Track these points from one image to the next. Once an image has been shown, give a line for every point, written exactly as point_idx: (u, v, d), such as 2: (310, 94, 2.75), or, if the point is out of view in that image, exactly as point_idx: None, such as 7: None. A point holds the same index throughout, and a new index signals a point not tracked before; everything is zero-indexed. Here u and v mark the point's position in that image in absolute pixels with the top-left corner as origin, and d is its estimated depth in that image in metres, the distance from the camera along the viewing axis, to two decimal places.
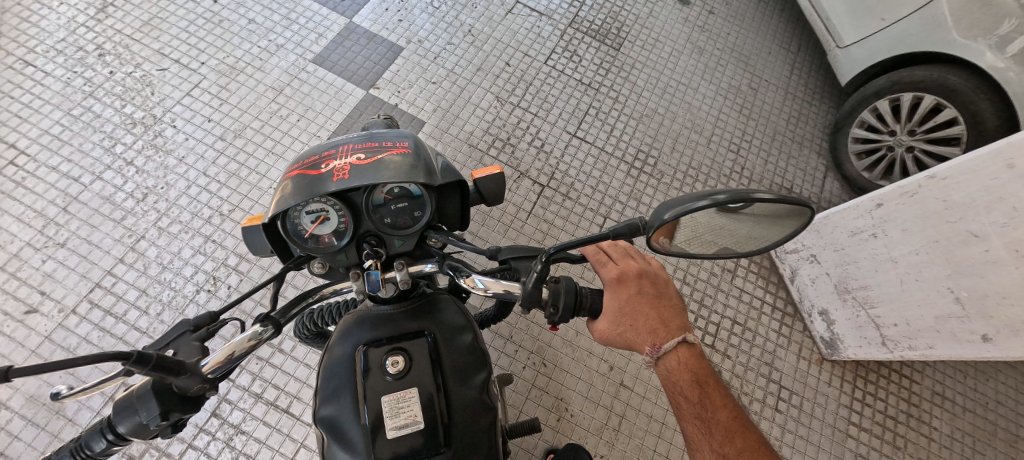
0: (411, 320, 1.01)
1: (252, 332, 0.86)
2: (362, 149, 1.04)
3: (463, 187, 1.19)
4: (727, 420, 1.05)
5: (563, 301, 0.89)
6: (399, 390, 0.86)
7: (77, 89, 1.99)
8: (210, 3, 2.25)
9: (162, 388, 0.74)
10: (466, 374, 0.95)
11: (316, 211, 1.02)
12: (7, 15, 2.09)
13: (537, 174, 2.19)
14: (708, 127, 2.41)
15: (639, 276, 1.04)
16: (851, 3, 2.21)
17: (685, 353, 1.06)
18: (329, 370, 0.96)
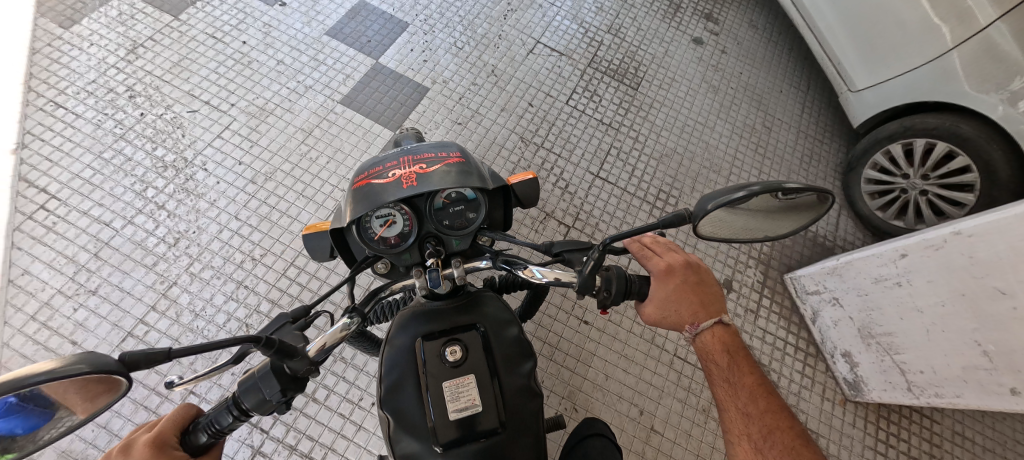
0: (463, 313, 1.08)
1: (342, 324, 0.94)
2: (424, 159, 1.12)
3: (505, 191, 1.29)
4: (751, 385, 1.15)
5: (614, 286, 0.97)
6: (457, 377, 0.95)
7: (108, 130, 1.95)
8: (239, 43, 2.24)
9: (274, 372, 0.82)
10: (516, 361, 1.03)
11: (384, 214, 1.09)
12: (37, 56, 2.06)
13: (562, 214, 2.18)
14: (726, 166, 2.47)
15: (684, 264, 1.10)
16: (862, 50, 2.29)
17: (717, 330, 1.16)
18: (388, 361, 1.02)
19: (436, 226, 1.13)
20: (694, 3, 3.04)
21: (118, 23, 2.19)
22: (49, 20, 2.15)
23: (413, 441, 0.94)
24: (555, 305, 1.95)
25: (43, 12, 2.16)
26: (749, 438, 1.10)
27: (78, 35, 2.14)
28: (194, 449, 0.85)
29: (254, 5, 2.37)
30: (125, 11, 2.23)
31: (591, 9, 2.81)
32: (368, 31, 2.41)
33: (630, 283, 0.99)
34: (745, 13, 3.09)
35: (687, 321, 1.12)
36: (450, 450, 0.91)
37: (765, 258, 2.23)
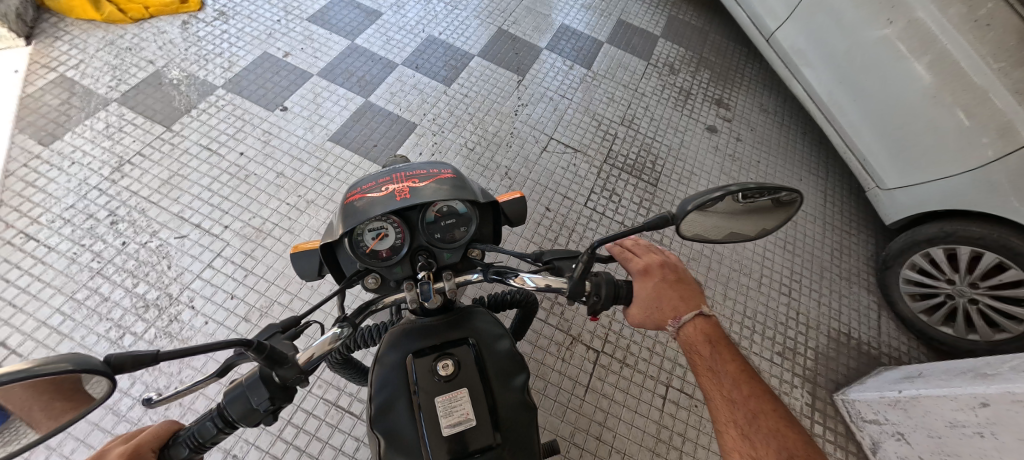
0: (453, 330, 0.97)
1: (332, 334, 0.89)
2: (417, 174, 1.06)
3: (494, 205, 1.15)
4: (735, 371, 0.99)
5: (603, 292, 0.93)
6: (451, 391, 0.83)
7: (84, 265, 1.76)
8: (235, 155, 2.09)
9: (264, 379, 0.78)
10: (510, 375, 0.92)
11: (377, 227, 1.01)
12: (10, 179, 1.88)
13: (590, 337, 1.93)
14: (758, 267, 2.32)
15: (661, 265, 1.01)
16: (889, 151, 2.23)
17: (704, 325, 1.00)
18: (377, 380, 0.91)
19: (428, 238, 1.04)
20: (702, 88, 3.01)
21: (103, 137, 2.03)
22: (28, 136, 1.98)
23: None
24: (589, 451, 1.71)
25: (22, 128, 2.00)
26: (738, 427, 0.94)
27: (58, 153, 1.97)
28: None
29: (254, 111, 2.23)
30: (112, 124, 2.07)
31: (601, 99, 2.74)
32: (374, 134, 2.29)
33: (619, 288, 0.95)
34: (754, 96, 3.05)
35: (670, 316, 0.99)
36: None
37: (809, 375, 2.05)
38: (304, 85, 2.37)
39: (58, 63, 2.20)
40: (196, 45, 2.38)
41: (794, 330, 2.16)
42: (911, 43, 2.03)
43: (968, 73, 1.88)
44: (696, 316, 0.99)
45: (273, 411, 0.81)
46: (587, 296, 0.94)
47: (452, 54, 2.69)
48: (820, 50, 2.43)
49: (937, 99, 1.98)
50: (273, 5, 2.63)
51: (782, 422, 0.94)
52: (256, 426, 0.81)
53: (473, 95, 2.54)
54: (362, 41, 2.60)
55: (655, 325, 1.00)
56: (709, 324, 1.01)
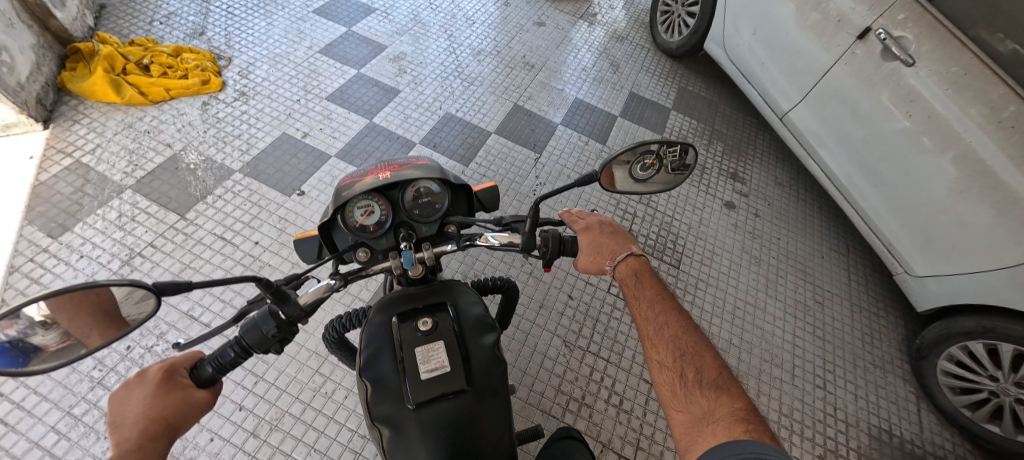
0: (432, 295, 1.20)
1: (325, 284, 1.01)
2: (397, 162, 1.28)
3: (468, 194, 1.40)
4: (653, 295, 1.19)
5: (551, 245, 1.15)
6: (428, 343, 1.06)
7: (84, 374, 1.70)
8: (250, 244, 2.04)
9: (271, 315, 0.89)
10: (479, 335, 1.15)
11: (364, 204, 1.21)
12: (14, 275, 1.81)
13: (621, 444, 1.85)
14: (787, 357, 2.23)
15: (599, 222, 1.23)
16: (915, 238, 2.20)
17: (633, 263, 1.19)
18: (367, 337, 1.13)
19: (408, 215, 1.23)
20: (717, 161, 2.94)
21: (115, 227, 1.98)
22: (36, 228, 1.92)
23: (389, 402, 1.05)
24: None
25: (31, 218, 1.95)
26: (651, 335, 1.14)
27: (67, 246, 1.91)
28: (201, 382, 0.87)
29: (270, 196, 2.20)
30: (125, 213, 2.03)
31: None
32: None
33: (563, 243, 1.17)
34: (769, 167, 2.99)
35: (608, 258, 1.18)
36: (422, 407, 1.02)
37: None
38: (321, 167, 2.34)
39: (73, 148, 2.17)
40: (215, 126, 2.37)
41: (833, 428, 2.07)
42: (933, 137, 2.03)
43: (993, 171, 1.87)
44: (627, 256, 1.18)
45: (280, 340, 0.92)
46: (539, 249, 1.17)
47: (469, 131, 2.68)
48: (837, 134, 2.43)
49: (964, 196, 1.96)
50: (292, 84, 2.64)
51: (681, 326, 1.14)
52: (266, 352, 0.92)
53: (491, 175, 2.52)
54: (380, 119, 2.60)
55: (596, 269, 1.19)
56: (639, 261, 1.20)
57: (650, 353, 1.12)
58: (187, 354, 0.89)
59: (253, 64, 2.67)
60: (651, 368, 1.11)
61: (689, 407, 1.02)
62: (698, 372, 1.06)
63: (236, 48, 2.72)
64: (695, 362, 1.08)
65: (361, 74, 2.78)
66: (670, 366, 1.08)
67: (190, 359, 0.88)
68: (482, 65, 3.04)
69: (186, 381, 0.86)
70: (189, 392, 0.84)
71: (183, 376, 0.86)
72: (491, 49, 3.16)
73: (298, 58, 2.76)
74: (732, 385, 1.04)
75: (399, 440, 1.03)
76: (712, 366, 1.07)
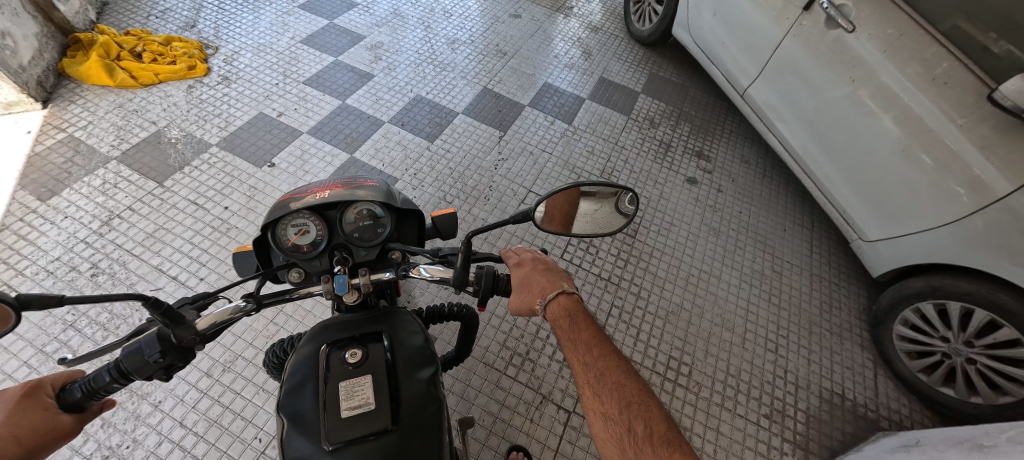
0: (370, 323, 1.06)
1: (235, 306, 0.99)
2: (345, 181, 1.20)
3: (420, 217, 1.29)
4: (590, 337, 1.11)
5: (485, 282, 1.06)
6: (355, 376, 0.90)
7: (58, 318, 1.84)
8: (220, 209, 2.18)
9: (160, 338, 0.89)
10: (415, 369, 0.99)
11: (299, 223, 1.13)
12: (4, 232, 1.98)
13: (561, 396, 1.90)
14: (740, 323, 2.24)
15: (533, 257, 1.14)
16: (866, 201, 2.18)
17: (565, 302, 1.09)
18: (293, 366, 0.99)
19: (346, 237, 1.15)
20: (682, 141, 2.99)
21: (99, 192, 2.15)
22: (29, 192, 2.11)
23: (303, 444, 0.87)
24: None
25: (24, 184, 2.14)
26: (591, 388, 1.06)
27: (54, 208, 2.08)
28: (66, 407, 0.87)
29: (243, 167, 2.35)
30: (109, 180, 2.20)
31: (581, 152, 2.79)
32: None
33: (497, 280, 1.07)
34: (735, 147, 3.02)
35: (537, 296, 1.08)
36: (339, 450, 0.84)
37: (800, 440, 1.94)
38: (293, 141, 2.50)
39: (67, 124, 2.37)
40: (198, 106, 2.56)
41: (783, 389, 2.06)
42: (875, 98, 2.04)
43: (934, 128, 1.86)
44: (557, 293, 1.08)
45: (167, 366, 0.92)
46: (472, 286, 1.07)
47: (437, 111, 2.81)
48: (792, 106, 2.45)
49: (906, 154, 1.96)
50: (272, 70, 2.82)
51: (624, 375, 1.06)
52: (148, 378, 0.91)
53: (454, 151, 2.63)
54: (352, 101, 2.75)
55: (527, 310, 1.09)
56: (573, 299, 1.10)
57: (591, 405, 1.06)
58: (60, 374, 0.89)
59: (237, 53, 2.87)
60: (595, 423, 1.05)
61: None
62: (646, 425, 1.00)
63: (223, 39, 2.93)
64: (641, 415, 1.01)
65: (338, 61, 2.96)
66: (616, 421, 1.02)
67: (61, 379, 0.89)
68: (456, 53, 3.19)
69: (51, 401, 0.86)
70: (50, 413, 0.84)
71: (49, 396, 0.86)
72: (466, 40, 3.31)
73: (280, 48, 2.96)
74: (681, 439, 0.98)
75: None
76: (660, 418, 1.01)
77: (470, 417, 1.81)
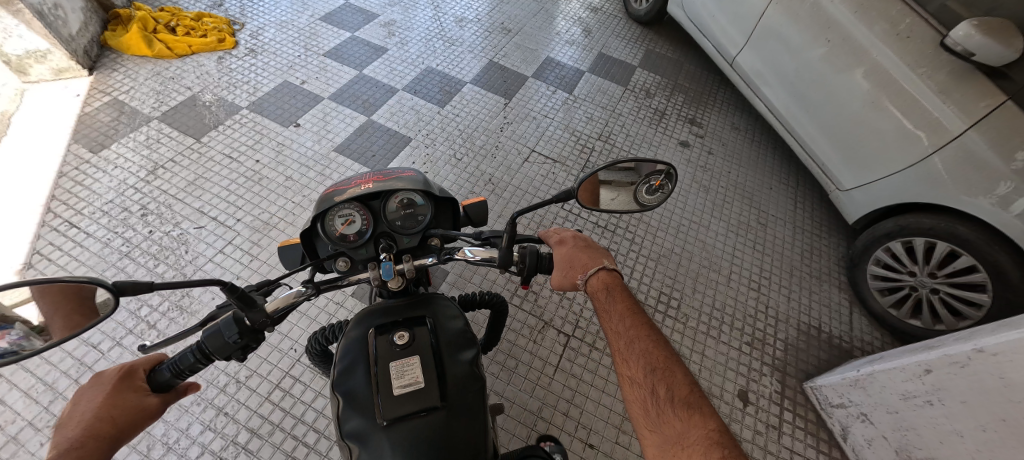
0: (413, 310, 1.12)
1: (297, 289, 1.02)
2: (381, 175, 1.28)
3: (454, 205, 1.36)
4: (624, 309, 1.13)
5: (529, 261, 1.09)
6: (403, 357, 0.96)
7: (115, 248, 2.03)
8: (252, 162, 2.41)
9: (236, 321, 0.90)
10: (457, 351, 1.05)
11: (346, 214, 1.20)
12: (63, 179, 2.21)
13: (561, 322, 2.11)
14: (726, 266, 2.44)
15: (573, 235, 1.17)
16: (842, 152, 2.37)
17: (604, 277, 1.11)
18: (343, 350, 1.08)
19: (389, 226, 1.22)
20: (676, 109, 3.19)
21: (144, 146, 2.38)
22: (81, 146, 2.34)
23: (359, 418, 0.95)
24: (556, 425, 1.85)
25: (77, 139, 2.37)
26: (620, 354, 1.09)
27: (104, 159, 2.31)
28: (157, 388, 0.90)
29: (271, 127, 2.58)
30: (152, 136, 2.43)
31: (581, 118, 2.99)
32: (373, 146, 2.59)
33: (541, 258, 1.10)
34: (725, 116, 3.21)
35: (580, 271, 1.10)
36: (393, 425, 0.91)
37: (779, 364, 2.14)
38: (316, 106, 2.72)
39: (111, 89, 2.60)
40: (228, 75, 2.78)
41: (764, 322, 2.27)
42: (847, 57, 2.24)
43: (898, 80, 2.06)
44: (598, 269, 1.10)
45: (243, 347, 0.93)
46: (516, 266, 1.10)
47: (447, 81, 3.03)
48: (774, 70, 2.64)
49: (875, 105, 2.15)
50: (294, 44, 3.05)
51: (652, 343, 1.08)
52: (228, 360, 0.92)
53: (463, 115, 2.85)
54: (368, 72, 2.98)
55: (570, 285, 1.11)
56: (612, 275, 1.12)
57: (622, 369, 1.08)
58: (147, 358, 0.93)
59: (261, 29, 3.09)
60: (623, 385, 1.07)
61: (660, 428, 0.99)
62: (669, 389, 1.02)
63: (248, 16, 3.16)
64: (666, 379, 1.04)
65: (354, 37, 3.18)
66: (641, 384, 1.04)
67: (150, 361, 0.93)
68: (464, 31, 3.41)
69: (143, 384, 0.89)
70: (144, 395, 0.88)
71: (141, 379, 0.90)
72: (473, 18, 3.53)
73: (301, 24, 3.18)
74: (703, 402, 1.01)
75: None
76: (683, 382, 1.03)
77: None
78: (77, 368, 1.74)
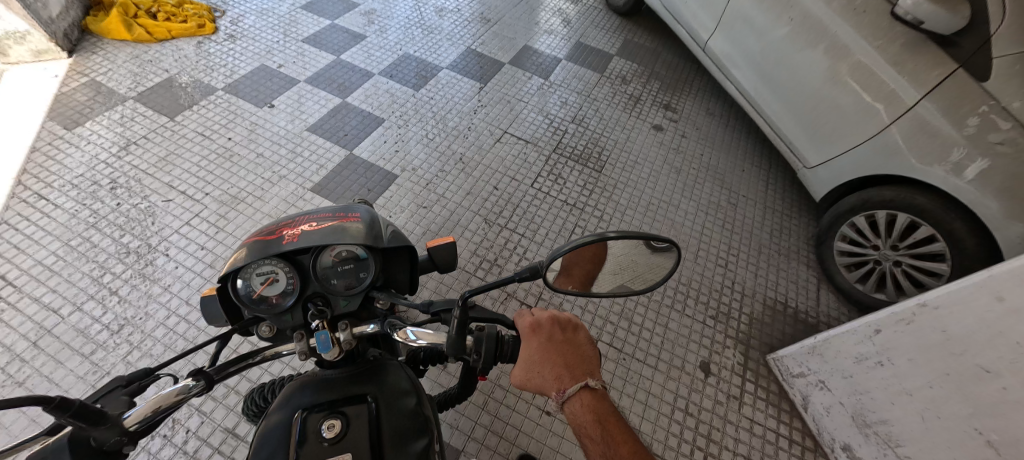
0: (353, 386, 0.86)
1: (180, 385, 0.72)
2: (317, 217, 0.93)
3: (414, 250, 1.01)
4: (628, 453, 0.88)
5: (487, 346, 0.79)
6: (332, 456, 0.70)
7: (82, 219, 2.05)
8: (225, 139, 2.44)
9: (75, 444, 0.62)
10: (405, 438, 0.80)
11: (265, 271, 0.85)
12: (36, 153, 2.25)
13: (523, 294, 2.14)
14: (694, 243, 2.45)
15: (552, 321, 0.87)
16: (806, 129, 2.38)
17: (590, 399, 0.88)
18: (258, 441, 0.78)
19: (323, 285, 0.87)
20: (652, 96, 3.22)
21: (118, 124, 2.42)
22: (56, 123, 2.38)
23: None
24: (514, 393, 1.86)
25: (52, 117, 2.41)
26: None
27: (78, 135, 2.34)
28: None
29: (246, 107, 2.61)
30: (126, 114, 2.47)
31: (556, 103, 3.03)
32: (347, 126, 2.62)
33: (502, 343, 0.81)
34: (701, 102, 3.23)
35: (553, 386, 0.86)
36: None
37: (742, 337, 2.15)
38: (292, 88, 2.76)
39: (89, 70, 2.64)
40: (206, 58, 2.83)
41: (729, 296, 2.27)
42: (809, 34, 2.27)
43: (857, 54, 2.08)
44: (580, 389, 0.86)
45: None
46: (471, 355, 0.80)
47: (423, 66, 3.07)
48: (743, 51, 2.67)
49: (836, 80, 2.18)
50: (274, 30, 3.10)
51: None
52: None
53: (437, 98, 2.88)
54: (346, 57, 3.02)
55: (535, 387, 0.87)
56: (597, 396, 0.88)
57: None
58: None
59: (242, 16, 3.15)
60: None
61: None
62: None
63: (230, 5, 3.22)
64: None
65: (334, 24, 3.23)
66: None
67: None
68: (444, 20, 3.45)
69: None
70: None
71: None
72: (453, 9, 3.58)
73: (281, 12, 3.24)
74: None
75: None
76: None
77: None
78: (37, 331, 1.75)
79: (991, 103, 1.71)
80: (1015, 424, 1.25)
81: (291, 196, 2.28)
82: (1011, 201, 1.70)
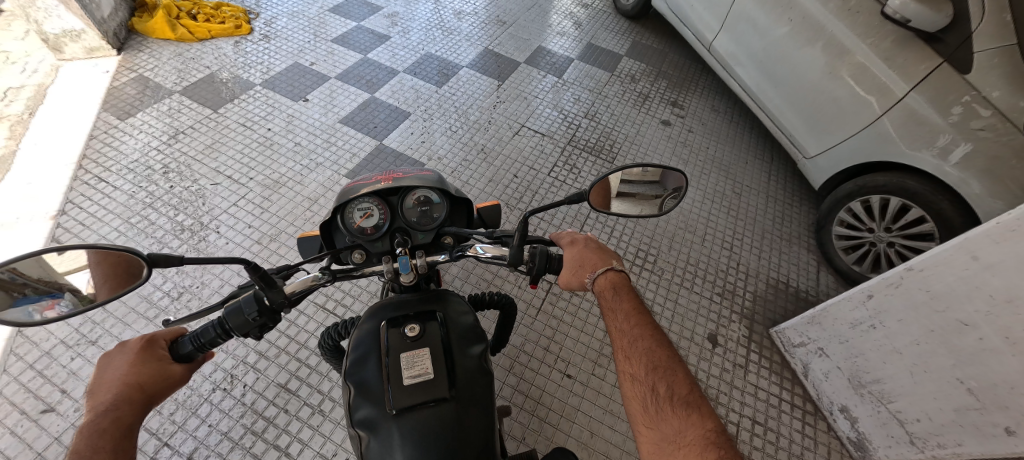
0: (425, 303, 1.04)
1: (314, 274, 1.00)
2: (403, 173, 1.19)
3: (470, 207, 1.25)
4: (629, 308, 1.08)
5: (539, 260, 1.02)
6: (414, 349, 0.90)
7: (139, 199, 2.24)
8: (265, 130, 2.63)
9: (257, 298, 0.93)
10: (467, 343, 0.99)
11: (364, 207, 1.10)
12: (93, 141, 2.44)
13: None
14: (701, 228, 2.62)
15: (585, 238, 1.12)
16: (805, 120, 2.56)
17: (614, 278, 1.08)
18: (355, 341, 1.00)
19: (406, 221, 1.11)
20: (660, 93, 3.40)
21: (166, 115, 2.61)
22: (110, 114, 2.58)
23: (369, 408, 0.90)
24: (537, 359, 2.02)
25: (105, 108, 2.60)
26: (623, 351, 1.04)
27: (131, 125, 2.53)
28: (179, 357, 0.95)
29: (283, 101, 2.81)
30: (173, 107, 2.66)
31: (569, 99, 3.21)
32: (376, 119, 2.81)
33: (551, 259, 1.04)
34: (707, 100, 3.41)
35: (586, 270, 1.07)
36: (402, 416, 0.86)
37: (747, 313, 2.31)
38: (324, 84, 2.95)
39: (137, 67, 2.84)
40: (243, 56, 3.03)
41: (734, 276, 2.44)
42: (807, 33, 2.45)
43: (852, 50, 2.26)
44: (605, 269, 1.07)
45: (261, 326, 0.96)
46: (526, 264, 1.03)
47: (444, 65, 3.26)
48: (746, 50, 2.85)
49: (832, 74, 2.35)
50: (305, 31, 3.30)
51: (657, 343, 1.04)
52: (246, 337, 0.95)
53: (458, 94, 3.07)
54: (372, 56, 3.22)
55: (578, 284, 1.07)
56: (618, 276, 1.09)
57: (622, 365, 1.04)
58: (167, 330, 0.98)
59: (275, 18, 3.35)
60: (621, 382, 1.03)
61: (659, 425, 0.95)
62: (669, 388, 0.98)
63: (263, 7, 3.43)
64: (666, 377, 0.99)
65: (360, 26, 3.43)
66: (641, 383, 1.00)
67: (172, 333, 0.98)
68: (462, 22, 3.65)
69: (164, 352, 0.94)
70: (165, 364, 0.93)
71: (162, 348, 0.95)
72: (471, 12, 3.78)
73: (311, 14, 3.45)
74: (702, 402, 0.97)
75: (377, 450, 0.87)
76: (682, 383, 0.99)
77: (467, 281, 2.22)
78: None
79: (974, 92, 1.88)
80: (993, 371, 1.41)
81: (328, 182, 2.46)
82: (991, 181, 1.86)
